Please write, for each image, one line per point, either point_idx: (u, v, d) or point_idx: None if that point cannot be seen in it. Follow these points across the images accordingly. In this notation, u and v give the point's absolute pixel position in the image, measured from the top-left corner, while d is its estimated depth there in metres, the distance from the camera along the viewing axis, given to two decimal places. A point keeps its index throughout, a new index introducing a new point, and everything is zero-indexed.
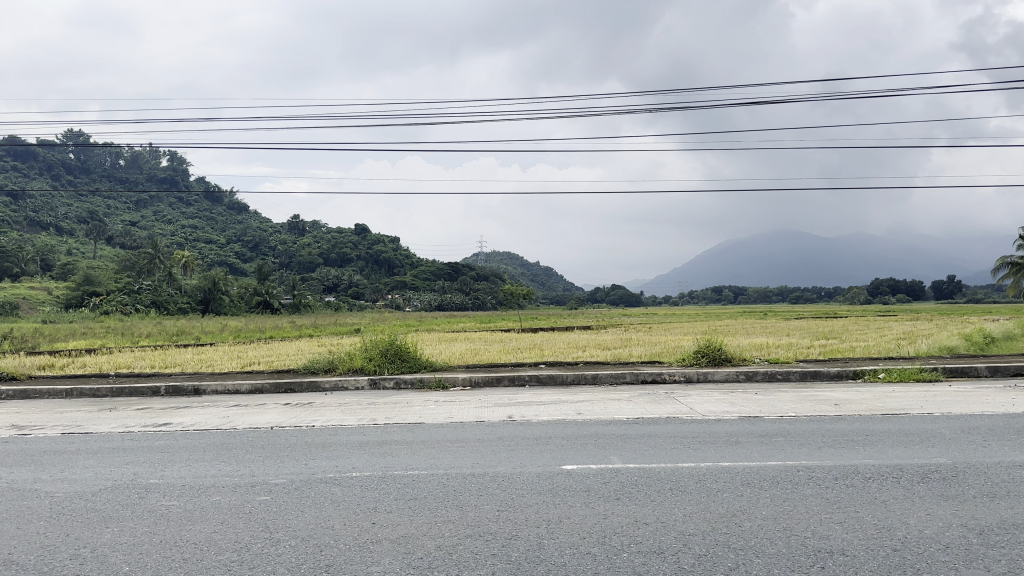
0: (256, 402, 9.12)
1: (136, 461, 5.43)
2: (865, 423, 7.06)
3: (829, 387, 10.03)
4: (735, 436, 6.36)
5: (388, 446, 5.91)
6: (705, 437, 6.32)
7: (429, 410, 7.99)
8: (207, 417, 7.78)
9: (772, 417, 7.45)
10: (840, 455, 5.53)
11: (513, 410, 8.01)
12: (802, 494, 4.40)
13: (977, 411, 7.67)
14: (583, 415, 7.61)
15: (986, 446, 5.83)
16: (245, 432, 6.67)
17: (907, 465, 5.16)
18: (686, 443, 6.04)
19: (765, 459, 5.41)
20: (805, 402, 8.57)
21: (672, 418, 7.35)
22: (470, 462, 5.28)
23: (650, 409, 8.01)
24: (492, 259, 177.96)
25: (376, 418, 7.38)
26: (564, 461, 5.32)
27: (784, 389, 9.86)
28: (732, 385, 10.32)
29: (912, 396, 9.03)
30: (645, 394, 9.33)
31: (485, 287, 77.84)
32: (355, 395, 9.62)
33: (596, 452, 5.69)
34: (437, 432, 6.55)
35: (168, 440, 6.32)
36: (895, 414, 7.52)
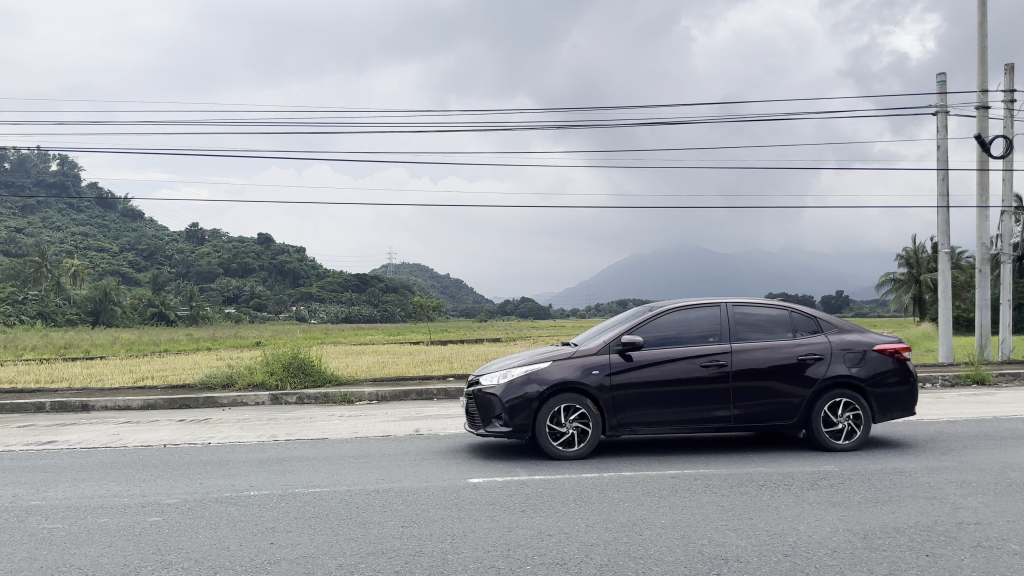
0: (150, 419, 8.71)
1: (15, 482, 5.07)
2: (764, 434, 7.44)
3: None
4: (637, 448, 6.48)
5: (288, 463, 5.75)
6: (611, 449, 6.43)
7: (332, 425, 7.80)
8: (95, 434, 7.37)
9: None
10: (743, 464, 5.80)
11: (419, 424, 7.92)
12: (708, 500, 4.63)
13: None
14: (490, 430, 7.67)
15: (869, 454, 6.18)
16: (138, 450, 6.36)
17: (798, 473, 5.40)
18: (590, 455, 6.13)
19: (667, 468, 5.65)
20: None
21: None
22: (374, 478, 5.19)
23: None
24: (401, 271, 176.80)
25: (278, 434, 7.16)
26: (470, 474, 5.31)
27: None
28: None
29: None
30: None
31: (395, 300, 77.22)
32: (256, 410, 9.31)
33: (503, 465, 5.69)
34: (343, 448, 6.42)
35: (51, 459, 5.95)
36: None
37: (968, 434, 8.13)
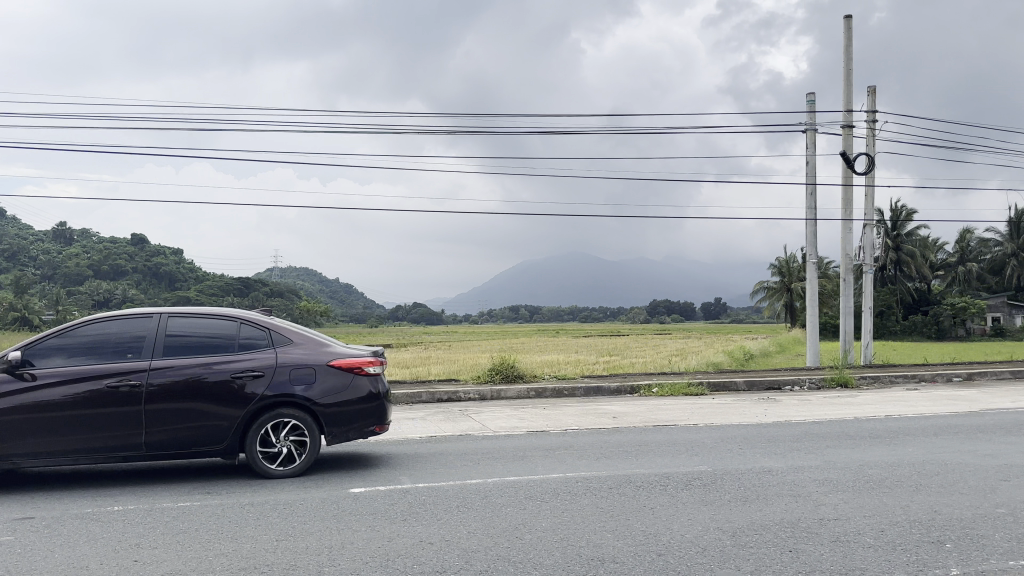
0: (382, 456, 8.51)
1: (537, 554, 4.77)
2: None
3: (851, 428, 11.38)
4: (989, 499, 6.77)
5: (734, 526, 5.64)
6: (972, 501, 6.69)
7: (614, 469, 7.85)
8: (403, 477, 7.14)
9: (930, 469, 8.15)
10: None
11: (689, 466, 8.10)
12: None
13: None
14: (797, 494, 6.87)
15: None
16: (529, 506, 6.09)
17: None
18: (979, 510, 6.33)
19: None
20: (886, 448, 9.58)
21: (868, 475, 7.76)
22: (873, 549, 5.16)
23: (807, 463, 8.46)
24: (282, 275, 170.87)
25: (608, 484, 7.09)
26: (950, 542, 5.35)
27: (827, 432, 10.97)
28: (773, 429, 11.28)
29: (944, 437, 10.46)
30: (731, 441, 10.03)
31: (276, 306, 74.99)
32: (463, 447, 9.32)
33: (943, 527, 5.76)
34: (726, 504, 6.39)
35: (478, 518, 5.62)
36: (1002, 460, 8.68)
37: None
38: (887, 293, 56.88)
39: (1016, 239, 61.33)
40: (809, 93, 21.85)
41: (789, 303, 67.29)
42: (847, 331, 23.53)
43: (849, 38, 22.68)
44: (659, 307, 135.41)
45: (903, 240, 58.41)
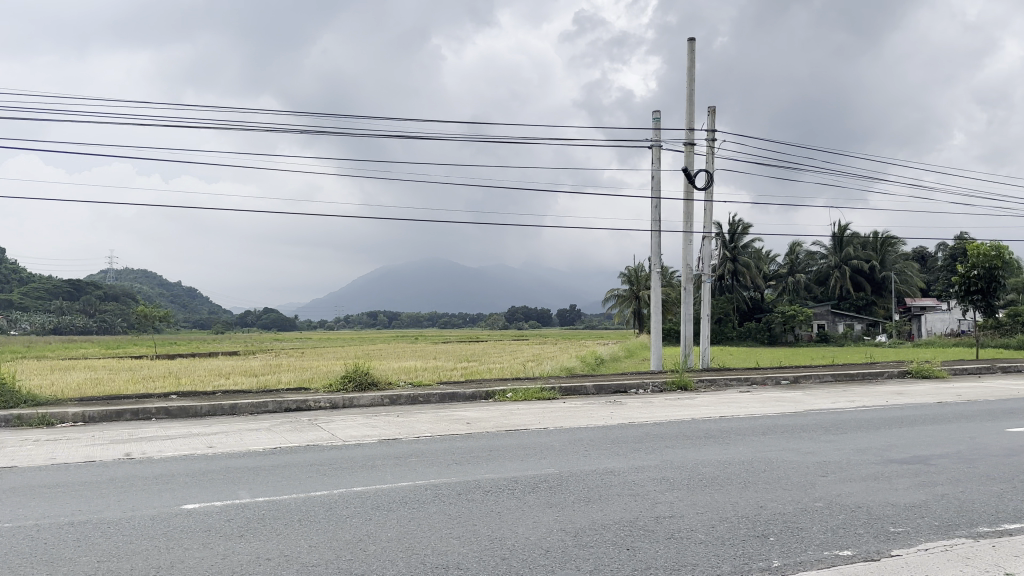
0: (232, 466, 8.44)
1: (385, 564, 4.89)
2: (882, 484, 8.03)
3: (684, 428, 12.39)
4: (806, 493, 7.51)
5: (579, 528, 5.98)
6: (791, 496, 7.39)
7: (467, 475, 8.09)
8: (254, 490, 7.06)
9: (758, 466, 8.94)
10: (981, 530, 6.26)
11: (540, 470, 8.46)
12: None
13: (834, 447, 10.37)
14: (637, 494, 7.35)
15: (963, 488, 7.86)
16: (382, 516, 6.18)
17: (981, 516, 6.72)
18: (798, 504, 7.01)
19: (937, 540, 5.92)
20: (710, 445, 10.55)
21: (702, 474, 8.40)
22: (701, 544, 5.64)
23: (648, 463, 9.05)
24: (122, 278, 160.47)
25: (460, 490, 7.30)
26: (769, 536, 5.93)
27: (661, 431, 11.89)
28: (613, 429, 12.10)
29: (761, 434, 11.62)
30: (577, 442, 10.67)
31: (115, 312, 70.85)
32: (316, 455, 9.41)
33: (764, 521, 6.36)
34: (571, 506, 6.75)
35: (328, 531, 5.65)
36: (812, 455, 9.71)
37: (954, 454, 9.75)
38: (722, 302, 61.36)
39: (839, 253, 67.29)
40: (657, 112, 23.16)
41: (637, 310, 70.74)
42: (688, 336, 25.01)
43: (692, 62, 24.22)
44: (517, 313, 138.85)
45: (739, 252, 63.38)
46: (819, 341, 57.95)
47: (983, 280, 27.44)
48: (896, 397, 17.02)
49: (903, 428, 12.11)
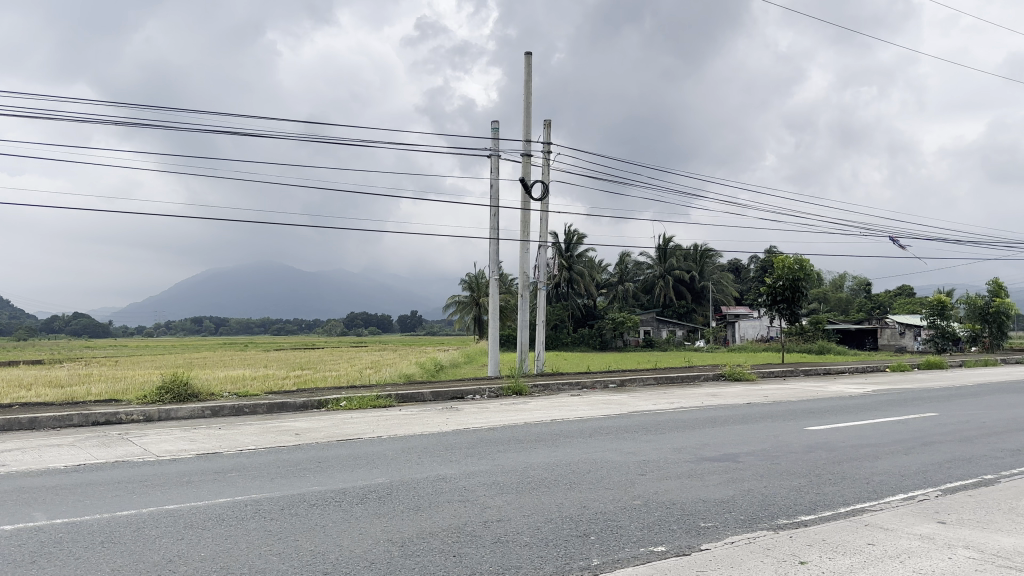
0: (27, 487, 7.73)
1: None
2: (698, 481, 8.67)
3: (516, 432, 12.68)
4: (628, 494, 7.96)
5: (409, 538, 6.03)
6: (616, 496, 7.81)
7: (295, 489, 7.90)
8: (54, 513, 6.53)
9: (584, 469, 9.35)
10: (781, 522, 6.93)
11: (371, 480, 8.39)
12: (864, 564, 5.64)
13: (652, 448, 11.02)
14: (468, 500, 7.48)
15: (766, 483, 8.61)
16: (202, 536, 5.93)
17: (782, 509, 7.42)
18: (620, 505, 7.43)
19: (742, 534, 6.48)
20: (539, 449, 10.88)
21: (534, 479, 8.67)
22: (527, 548, 5.86)
23: (480, 469, 9.21)
24: None
25: (287, 505, 7.12)
26: (593, 536, 6.26)
27: (492, 436, 12.11)
28: (447, 436, 12.18)
29: (587, 437, 12.12)
30: (409, 450, 10.66)
31: None
32: (125, 471, 8.79)
33: (589, 523, 6.70)
34: (403, 516, 6.78)
35: (140, 556, 5.33)
36: (634, 456, 10.27)
37: (758, 451, 10.67)
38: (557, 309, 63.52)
39: (663, 263, 71.24)
40: (496, 124, 23.61)
41: (476, 316, 71.61)
42: (524, 341, 25.61)
43: (529, 75, 24.92)
44: (356, 319, 136.44)
45: (574, 261, 65.88)
46: (646, 346, 61.28)
47: (787, 289, 30.24)
48: (711, 399, 18.37)
49: (717, 427, 13.10)
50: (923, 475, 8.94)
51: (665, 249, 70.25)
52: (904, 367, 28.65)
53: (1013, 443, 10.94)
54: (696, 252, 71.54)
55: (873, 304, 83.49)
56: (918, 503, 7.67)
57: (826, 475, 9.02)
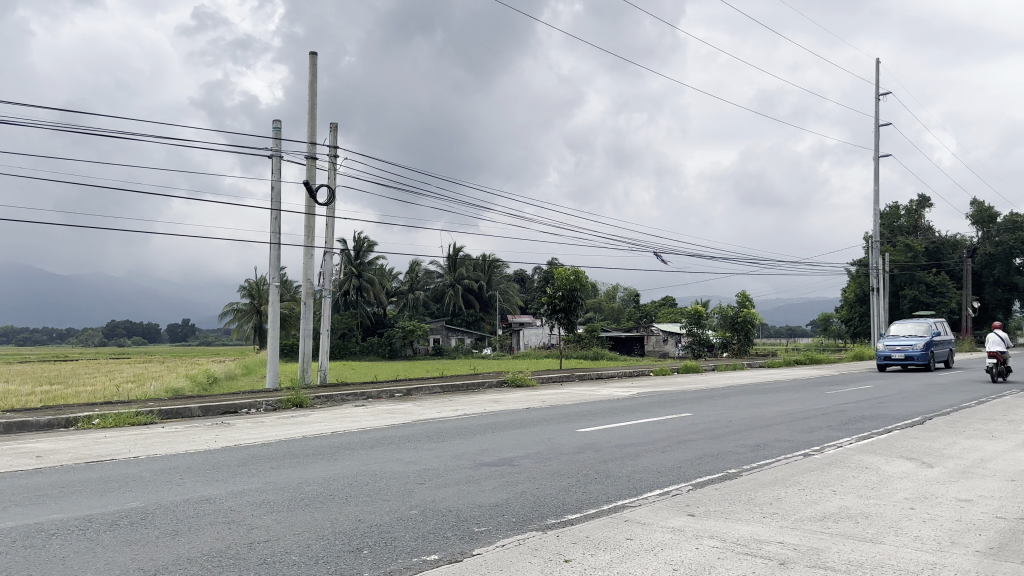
0: None
1: None
2: (474, 487, 8.72)
3: (293, 445, 12.09)
4: (406, 503, 7.81)
5: (162, 566, 5.47)
6: (394, 506, 7.63)
7: (24, 518, 6.89)
8: None
9: (363, 480, 9.06)
10: (550, 523, 7.13)
11: (123, 504, 7.53)
12: (621, 558, 5.91)
13: (434, 456, 10.95)
14: (233, 519, 6.94)
15: (539, 486, 8.82)
16: None
17: (555, 510, 7.62)
18: (398, 514, 7.27)
19: (514, 536, 6.57)
20: (316, 462, 10.41)
21: (310, 493, 8.25)
22: (294, 566, 5.52)
23: (251, 486, 8.61)
24: None
25: (15, 536, 6.20)
26: (368, 548, 6.05)
27: (266, 451, 11.47)
28: (216, 452, 11.38)
29: (368, 447, 11.82)
30: (169, 469, 9.74)
31: None
32: None
33: (365, 535, 6.47)
34: (158, 541, 6.14)
35: None
36: (413, 465, 10.12)
37: (533, 455, 10.95)
38: (343, 318, 62.14)
39: (452, 271, 72.14)
40: (280, 124, 22.60)
41: (258, 325, 68.23)
42: (308, 351, 24.68)
43: (315, 77, 24.21)
44: (122, 328, 125.05)
45: (363, 268, 65.08)
46: (434, 354, 61.59)
47: (565, 299, 31.74)
48: (494, 405, 18.75)
49: (497, 433, 13.34)
50: (677, 471, 9.66)
51: (454, 258, 71.41)
52: (667, 371, 31.26)
53: (753, 439, 12.21)
54: (483, 262, 73.25)
55: (641, 314, 90.35)
56: (672, 498, 8.24)
57: (593, 475, 9.48)
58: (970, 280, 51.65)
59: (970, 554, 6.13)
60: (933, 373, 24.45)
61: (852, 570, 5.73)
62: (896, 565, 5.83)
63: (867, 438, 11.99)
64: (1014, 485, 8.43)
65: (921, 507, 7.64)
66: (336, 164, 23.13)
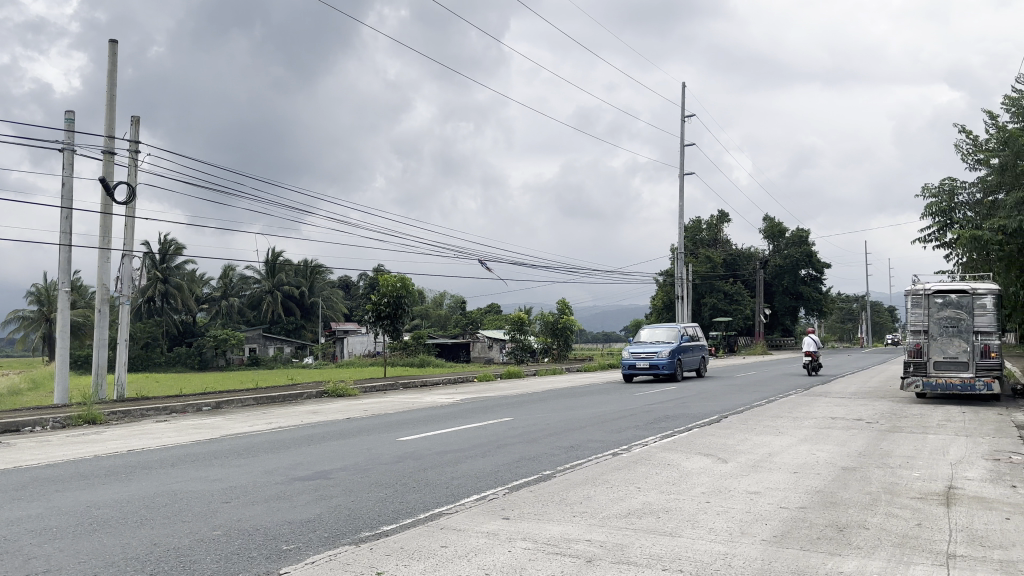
0: None
1: None
2: (284, 503, 7.72)
3: (78, 464, 10.61)
4: (209, 521, 6.90)
5: None
6: (193, 526, 6.71)
7: None
8: None
9: (157, 499, 7.95)
10: (363, 534, 6.48)
11: None
12: (434, 568, 5.46)
13: (240, 468, 9.91)
14: (2, 550, 5.85)
15: (355, 495, 8.12)
16: None
17: (374, 520, 7.01)
18: (199, 535, 6.39)
19: (323, 552, 5.91)
20: (101, 481, 9.10)
21: (95, 517, 7.10)
22: None
23: (20, 513, 7.29)
24: None
25: None
26: None
27: (43, 472, 9.96)
28: None
29: (166, 463, 10.56)
30: None
31: None
32: None
33: (159, 562, 5.59)
34: None
35: None
36: (216, 480, 9.06)
37: (350, 463, 10.17)
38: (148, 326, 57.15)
39: (271, 277, 67.57)
40: (71, 112, 20.26)
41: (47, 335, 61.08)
42: (103, 362, 22.17)
43: (111, 62, 21.91)
44: None
45: (171, 272, 59.65)
46: (250, 364, 57.74)
47: (391, 306, 30.87)
48: (311, 416, 17.61)
49: (309, 444, 12.18)
50: (495, 475, 9.15)
51: (274, 264, 66.87)
52: (490, 377, 31.23)
53: (569, 440, 12.17)
54: (306, 267, 69.59)
55: (467, 321, 90.71)
56: (488, 501, 7.78)
57: (414, 485, 8.68)
58: (761, 289, 56.34)
59: (758, 543, 6.09)
60: (732, 376, 26.56)
61: (653, 564, 5.56)
62: (692, 558, 5.70)
63: (671, 437, 12.46)
64: (797, 477, 8.87)
65: (715, 501, 7.67)
66: (136, 157, 21.04)
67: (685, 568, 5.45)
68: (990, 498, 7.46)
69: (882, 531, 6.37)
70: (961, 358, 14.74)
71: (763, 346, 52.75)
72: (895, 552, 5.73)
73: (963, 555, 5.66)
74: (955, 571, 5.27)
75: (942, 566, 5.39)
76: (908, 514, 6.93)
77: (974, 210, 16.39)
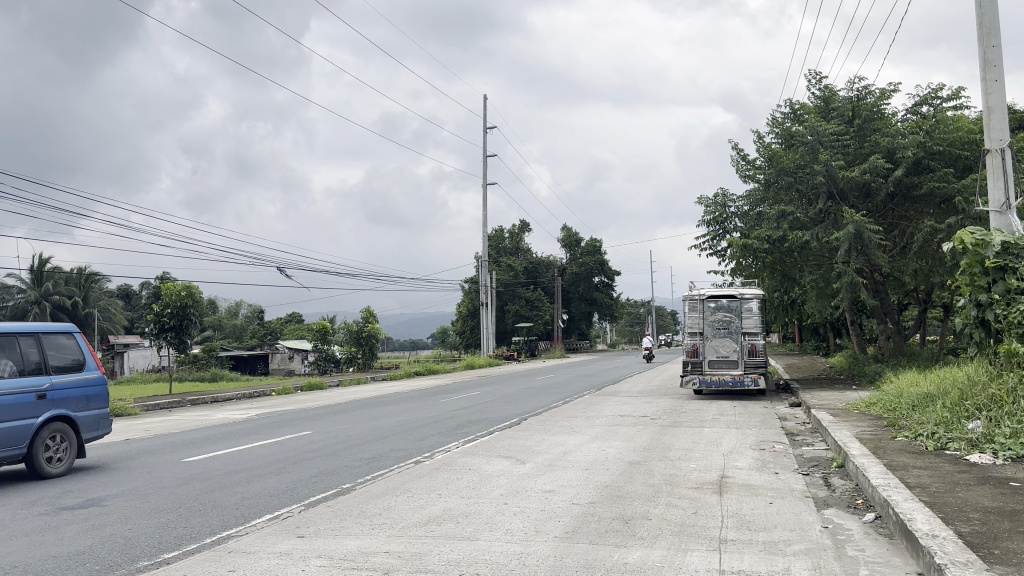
0: None
1: None
2: (49, 535, 6.36)
3: None
4: None
5: None
6: None
7: None
8: None
9: None
10: (144, 563, 5.49)
11: None
12: None
13: None
14: None
15: (129, 519, 6.96)
16: None
17: (157, 545, 6.02)
18: None
19: None
20: None
21: None
22: None
23: None
24: None
25: None
26: None
27: None
28: None
29: None
30: None
31: None
32: None
33: None
34: None
35: None
36: None
37: (123, 479, 8.76)
38: None
39: (37, 288, 59.54)
40: None
41: None
42: None
43: None
44: None
45: None
46: None
47: (176, 318, 28.16)
48: None
49: (79, 462, 10.34)
50: (291, 492, 8.19)
51: (41, 271, 59.03)
52: (289, 391, 29.39)
53: (369, 451, 11.41)
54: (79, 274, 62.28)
55: (266, 331, 85.74)
56: (281, 520, 6.87)
57: (201, 507, 7.42)
58: (559, 295, 58.43)
59: (550, 540, 5.95)
60: (530, 377, 29.44)
61: (450, 570, 5.23)
62: (488, 560, 5.43)
63: (473, 442, 12.23)
64: (587, 473, 8.96)
65: (511, 501, 7.52)
66: None
67: (482, 570, 5.16)
68: (757, 484, 7.92)
69: (663, 521, 6.49)
70: (731, 357, 15.89)
71: (561, 349, 54.60)
72: (675, 541, 5.82)
73: (734, 539, 5.85)
74: (727, 555, 5.42)
75: (715, 551, 5.52)
76: (685, 504, 7.17)
77: (743, 221, 17.68)
